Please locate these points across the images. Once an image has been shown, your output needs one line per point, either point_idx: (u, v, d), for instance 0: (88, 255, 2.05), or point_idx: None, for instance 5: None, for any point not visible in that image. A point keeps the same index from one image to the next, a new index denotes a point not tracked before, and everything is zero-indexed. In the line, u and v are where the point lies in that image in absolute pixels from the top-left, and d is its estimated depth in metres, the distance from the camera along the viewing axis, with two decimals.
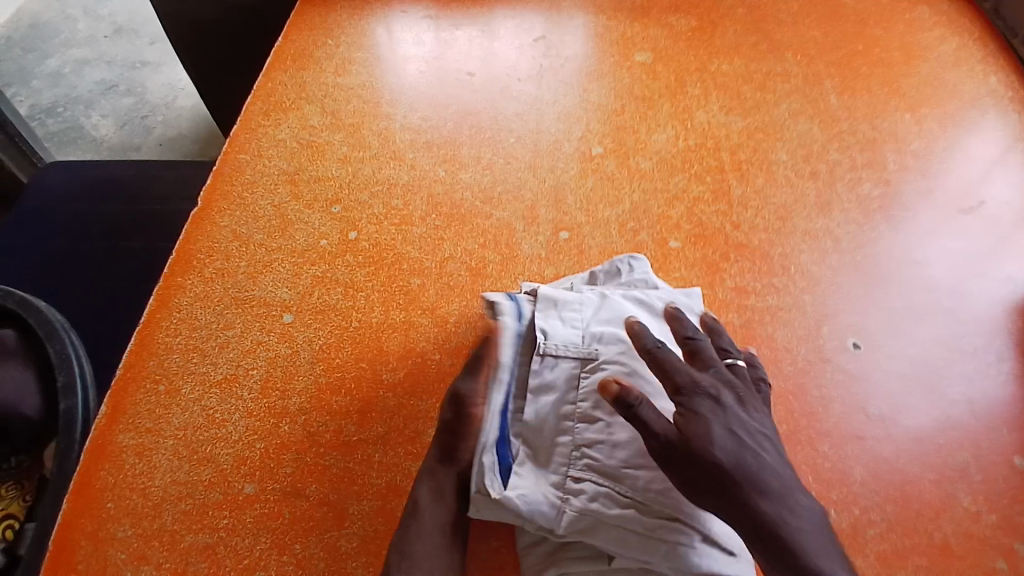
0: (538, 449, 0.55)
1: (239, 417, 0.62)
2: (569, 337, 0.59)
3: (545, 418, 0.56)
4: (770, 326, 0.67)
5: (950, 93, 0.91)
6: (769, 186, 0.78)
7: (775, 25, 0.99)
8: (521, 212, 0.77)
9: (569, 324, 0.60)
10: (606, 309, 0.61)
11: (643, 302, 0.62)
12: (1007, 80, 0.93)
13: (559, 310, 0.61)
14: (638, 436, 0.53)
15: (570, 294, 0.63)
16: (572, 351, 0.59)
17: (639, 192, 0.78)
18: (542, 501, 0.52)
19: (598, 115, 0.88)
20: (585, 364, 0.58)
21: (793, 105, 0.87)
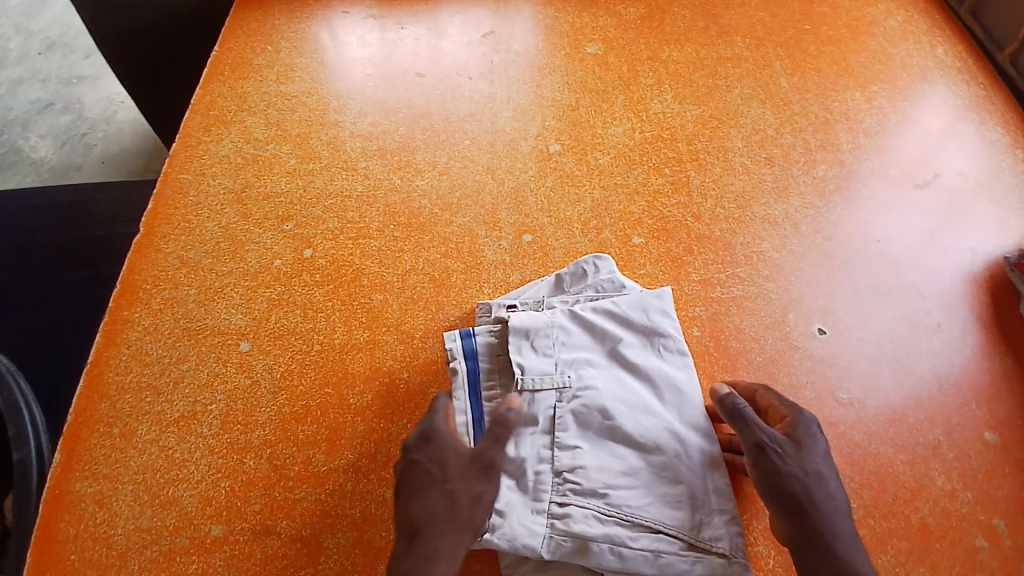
0: (519, 477, 0.54)
1: (200, 455, 0.59)
2: (542, 365, 0.59)
3: (525, 450, 0.55)
4: (737, 317, 0.67)
5: (898, 66, 0.92)
6: (727, 174, 0.78)
7: (723, 8, 0.99)
8: (481, 217, 0.75)
9: (541, 351, 0.60)
10: (575, 332, 0.62)
11: (613, 316, 0.62)
12: (951, 52, 0.95)
13: (530, 337, 0.60)
14: (613, 458, 0.55)
15: (539, 319, 0.61)
16: (547, 381, 0.58)
17: (599, 189, 0.77)
18: (532, 530, 0.52)
19: (552, 111, 0.86)
20: (561, 393, 0.58)
21: (745, 90, 0.88)
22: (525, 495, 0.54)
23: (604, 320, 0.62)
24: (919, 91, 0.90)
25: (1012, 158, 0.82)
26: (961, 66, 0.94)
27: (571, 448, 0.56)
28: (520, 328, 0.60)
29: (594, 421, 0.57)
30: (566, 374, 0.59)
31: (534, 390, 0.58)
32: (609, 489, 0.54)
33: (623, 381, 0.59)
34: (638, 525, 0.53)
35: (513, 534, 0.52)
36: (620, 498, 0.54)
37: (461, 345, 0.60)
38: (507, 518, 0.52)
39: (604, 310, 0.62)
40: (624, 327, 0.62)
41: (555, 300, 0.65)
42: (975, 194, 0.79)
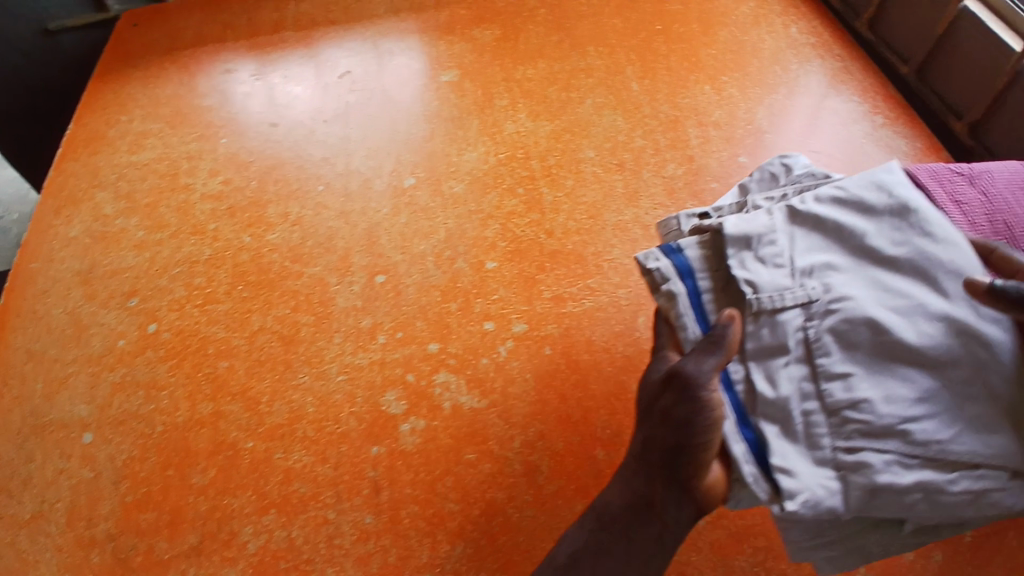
0: (786, 422, 0.44)
1: (47, 557, 0.57)
2: (777, 277, 0.47)
3: (786, 384, 0.45)
4: (589, 329, 0.67)
5: (751, 54, 0.91)
6: (579, 186, 0.79)
7: (576, 18, 1.00)
8: (333, 264, 0.75)
9: (769, 261, 0.48)
10: (801, 230, 0.49)
11: (841, 199, 0.49)
12: (807, 28, 0.95)
13: (754, 246, 0.49)
14: (914, 380, 0.43)
15: (757, 223, 0.50)
16: (788, 297, 0.46)
17: (454, 218, 0.77)
18: (824, 491, 0.41)
19: (406, 145, 0.85)
20: (811, 306, 0.46)
21: (597, 100, 0.88)
22: (799, 442, 0.43)
23: (839, 207, 0.49)
24: (769, 70, 0.89)
25: (865, 129, 0.84)
26: (816, 40, 0.94)
27: (841, 377, 0.44)
28: (737, 236, 0.49)
29: (863, 335, 0.44)
30: (808, 285, 0.46)
31: (776, 306, 0.46)
32: (909, 424, 0.41)
33: (883, 283, 0.45)
34: (953, 463, 0.41)
35: (816, 498, 0.41)
36: (925, 434, 0.41)
37: (672, 263, 0.51)
38: (800, 478, 0.42)
39: (834, 198, 0.49)
40: (863, 216, 0.48)
41: (757, 198, 0.55)
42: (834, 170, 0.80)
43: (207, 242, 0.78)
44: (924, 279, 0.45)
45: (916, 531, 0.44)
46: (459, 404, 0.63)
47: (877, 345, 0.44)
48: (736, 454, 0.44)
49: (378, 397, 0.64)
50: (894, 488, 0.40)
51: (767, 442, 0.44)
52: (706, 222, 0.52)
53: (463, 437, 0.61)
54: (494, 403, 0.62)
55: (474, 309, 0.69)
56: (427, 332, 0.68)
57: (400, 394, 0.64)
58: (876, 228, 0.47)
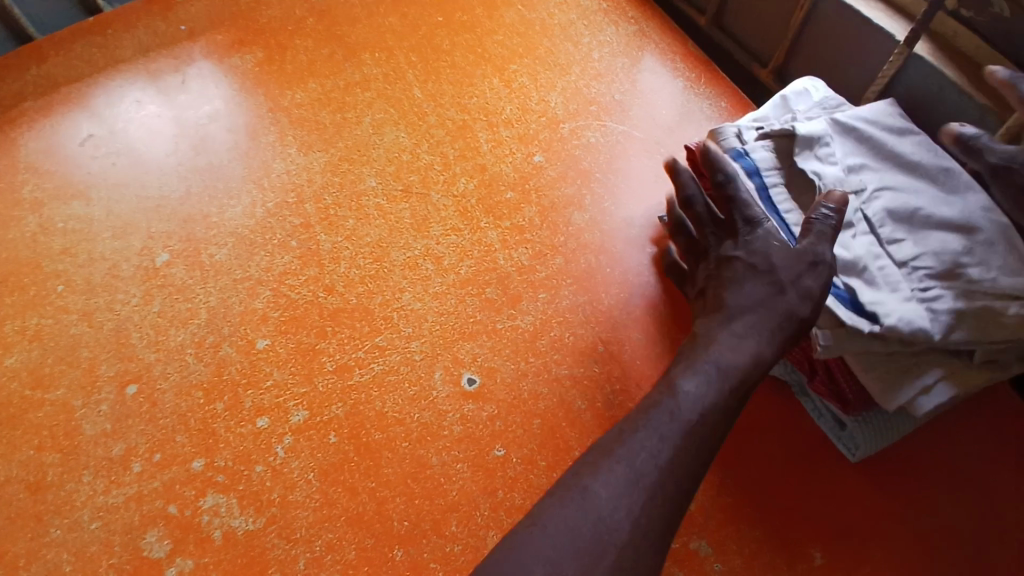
0: (866, 277, 0.52)
1: None
2: (831, 173, 0.57)
3: (859, 251, 0.53)
4: (378, 400, 0.57)
5: (540, 31, 0.83)
6: (360, 224, 0.68)
7: (349, 24, 0.88)
8: (77, 380, 0.63)
9: (828, 162, 0.57)
10: (845, 132, 0.59)
11: (860, 114, 0.60)
12: None
13: (815, 146, 0.58)
14: (946, 235, 0.53)
15: (809, 127, 0.58)
16: (845, 185, 0.56)
17: (217, 292, 0.65)
18: (919, 317, 0.50)
19: (160, 213, 0.73)
20: (859, 195, 0.56)
21: (377, 116, 0.77)
22: (882, 288, 0.52)
23: (866, 123, 0.60)
24: (562, 49, 0.81)
25: (672, 93, 0.75)
26: (609, 3, 0.86)
27: (923, 233, 0.53)
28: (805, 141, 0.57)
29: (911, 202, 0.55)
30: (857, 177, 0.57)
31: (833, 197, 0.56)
32: (962, 266, 0.51)
33: (908, 167, 0.57)
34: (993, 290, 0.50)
35: (910, 320, 0.49)
36: (978, 272, 0.50)
37: (742, 165, 0.58)
38: (888, 305, 0.50)
39: (862, 113, 0.60)
40: (878, 126, 0.60)
41: (800, 114, 0.61)
42: (636, 146, 0.71)
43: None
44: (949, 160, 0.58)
45: (978, 364, 0.52)
46: (232, 531, 0.53)
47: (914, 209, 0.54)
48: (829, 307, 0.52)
49: (138, 540, 0.54)
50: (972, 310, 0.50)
51: (859, 294, 0.52)
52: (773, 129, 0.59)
53: (237, 572, 0.51)
54: (273, 520, 0.53)
55: (243, 404, 0.58)
56: (189, 449, 0.57)
57: (162, 532, 0.54)
58: (882, 130, 0.60)
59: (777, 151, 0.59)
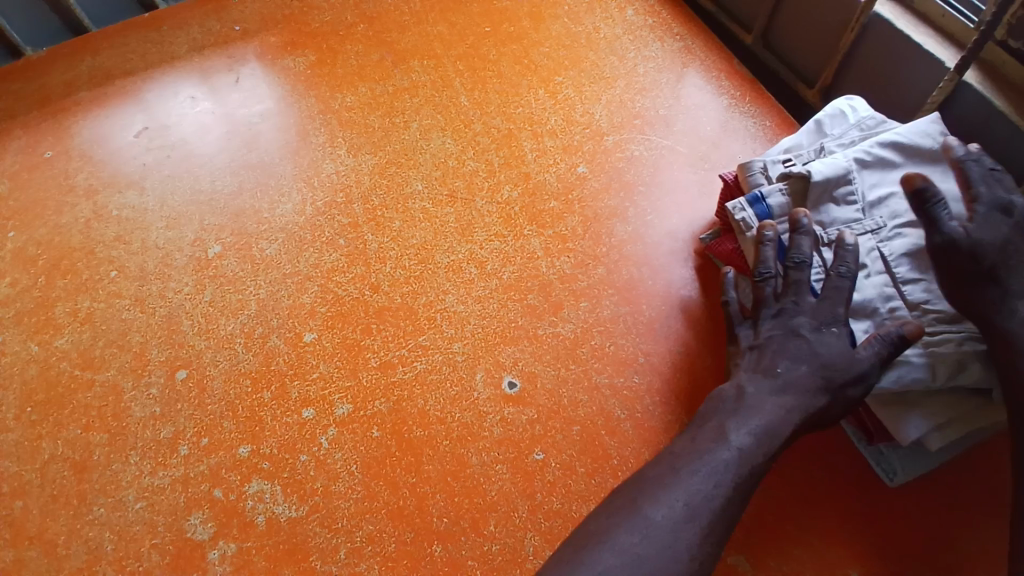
0: (874, 320, 0.54)
1: None
2: (847, 215, 0.57)
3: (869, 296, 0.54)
4: (421, 397, 0.58)
5: (586, 45, 0.85)
6: (406, 226, 0.70)
7: (398, 31, 0.91)
8: (128, 365, 0.66)
9: (845, 202, 0.57)
10: (873, 167, 0.58)
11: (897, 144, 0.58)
12: (643, 9, 0.88)
13: (835, 187, 0.57)
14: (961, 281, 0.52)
15: (830, 166, 0.57)
16: (860, 227, 0.56)
17: (266, 285, 0.67)
18: (912, 370, 0.50)
19: (212, 206, 0.75)
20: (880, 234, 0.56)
21: (424, 121, 0.79)
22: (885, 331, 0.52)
23: (896, 154, 0.58)
24: (607, 63, 0.82)
25: (714, 109, 0.77)
26: (655, 20, 0.87)
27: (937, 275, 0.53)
28: (821, 183, 0.57)
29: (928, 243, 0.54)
30: (875, 217, 0.56)
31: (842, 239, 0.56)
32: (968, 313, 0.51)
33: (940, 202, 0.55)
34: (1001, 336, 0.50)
35: (901, 374, 0.50)
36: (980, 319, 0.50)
37: (755, 212, 0.58)
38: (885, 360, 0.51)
39: (893, 142, 0.58)
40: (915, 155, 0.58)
41: (830, 145, 0.61)
42: (679, 160, 0.72)
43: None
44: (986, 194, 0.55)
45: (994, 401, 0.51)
46: (275, 517, 0.54)
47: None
48: None
49: (184, 522, 0.56)
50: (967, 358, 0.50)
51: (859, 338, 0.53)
52: (794, 168, 0.58)
53: (279, 556, 0.53)
54: (317, 508, 0.54)
55: (290, 394, 0.60)
56: (236, 435, 0.59)
57: (208, 514, 0.56)
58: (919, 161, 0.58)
59: (795, 187, 0.58)
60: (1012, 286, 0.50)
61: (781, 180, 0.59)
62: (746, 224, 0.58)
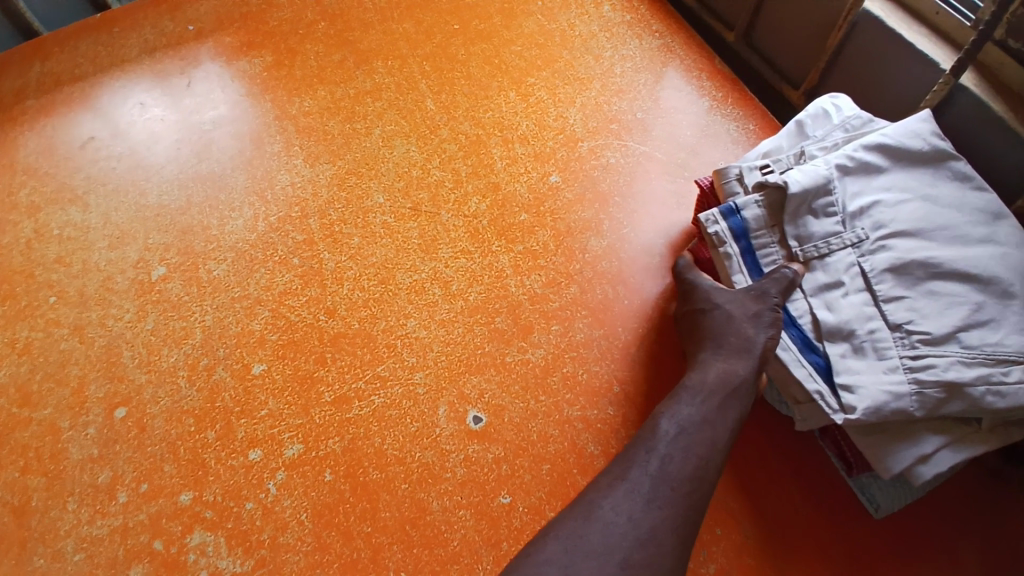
0: (853, 343, 0.48)
1: None
2: (827, 228, 0.52)
3: (849, 315, 0.49)
4: (378, 436, 0.53)
5: (559, 42, 0.79)
6: (365, 243, 0.65)
7: (361, 30, 0.85)
8: (65, 401, 0.60)
9: (823, 211, 0.52)
10: (857, 173, 0.53)
11: (885, 146, 0.53)
12: (622, 3, 0.83)
13: (811, 195, 0.52)
14: (956, 298, 0.47)
15: (808, 172, 0.53)
16: (838, 240, 0.51)
17: (213, 311, 0.62)
18: (894, 396, 0.45)
19: (158, 223, 0.70)
20: (863, 246, 0.51)
21: (387, 127, 0.74)
22: (868, 357, 0.47)
23: (883, 156, 0.53)
24: (582, 63, 0.77)
25: (694, 108, 0.72)
26: (633, 16, 0.82)
27: (927, 291, 0.48)
28: (798, 193, 0.52)
29: (917, 258, 0.48)
30: (858, 228, 0.51)
31: (822, 254, 0.52)
32: (963, 331, 0.45)
33: (929, 211, 0.50)
34: (1001, 356, 0.44)
35: (879, 402, 0.45)
36: (978, 338, 0.45)
37: (728, 226, 0.54)
38: (861, 389, 0.46)
39: (879, 141, 0.53)
40: (907, 157, 0.53)
41: (811, 147, 0.56)
42: (657, 165, 0.67)
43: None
44: (983, 206, 0.51)
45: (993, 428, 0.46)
46: (218, 572, 0.49)
47: (921, 265, 0.48)
48: (801, 377, 0.49)
49: None
50: (961, 387, 0.44)
51: (835, 364, 0.48)
52: (767, 175, 0.54)
53: None
54: (262, 562, 0.49)
55: (236, 434, 0.55)
56: (178, 479, 0.54)
57: (146, 569, 0.51)
58: (909, 167, 0.53)
59: (771, 198, 0.54)
60: (1010, 305, 0.46)
61: (755, 189, 0.54)
62: (719, 239, 0.54)
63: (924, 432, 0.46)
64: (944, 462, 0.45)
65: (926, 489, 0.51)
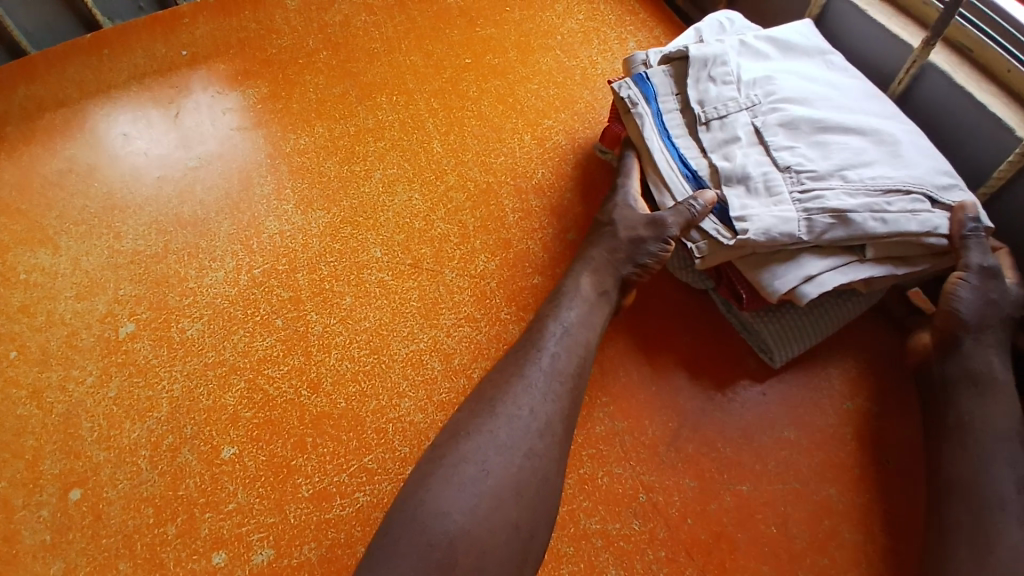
0: (747, 183, 0.48)
1: None
2: (724, 92, 0.52)
3: (746, 162, 0.49)
4: (363, 544, 0.46)
5: (580, 81, 0.72)
6: (358, 304, 0.58)
7: (366, 61, 0.79)
8: (11, 478, 0.53)
9: (725, 83, 0.52)
10: (748, 51, 0.55)
11: (777, 39, 0.56)
12: (649, 38, 0.76)
13: (712, 74, 0.53)
14: (844, 151, 0.48)
15: (710, 49, 0.53)
16: (723, 74, 0.52)
17: (183, 378, 0.55)
18: (788, 233, 0.46)
19: (132, 271, 0.63)
20: (745, 83, 0.52)
21: (388, 171, 0.67)
22: (760, 195, 0.48)
23: (775, 47, 0.56)
24: (604, 105, 0.70)
25: None
26: None
27: (803, 123, 0.50)
28: (699, 70, 0.53)
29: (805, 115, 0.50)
30: (753, 94, 0.52)
31: (722, 116, 0.51)
32: (846, 171, 0.47)
33: (801, 70, 0.54)
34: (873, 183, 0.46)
35: (767, 224, 0.46)
36: (856, 173, 0.47)
37: (639, 90, 0.54)
38: (753, 217, 0.47)
39: (770, 36, 0.55)
40: (799, 46, 0.56)
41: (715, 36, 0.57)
42: None
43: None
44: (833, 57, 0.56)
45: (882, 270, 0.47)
46: None
47: (808, 122, 0.50)
48: (690, 202, 0.49)
49: None
50: (849, 219, 0.45)
51: (727, 201, 0.49)
52: (673, 52, 0.55)
53: None
54: None
55: (198, 531, 0.47)
56: None
57: None
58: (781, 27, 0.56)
59: (676, 79, 0.54)
60: (884, 147, 0.49)
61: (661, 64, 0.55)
62: (630, 100, 0.54)
63: (807, 255, 0.47)
64: (830, 283, 0.46)
65: (818, 332, 0.52)
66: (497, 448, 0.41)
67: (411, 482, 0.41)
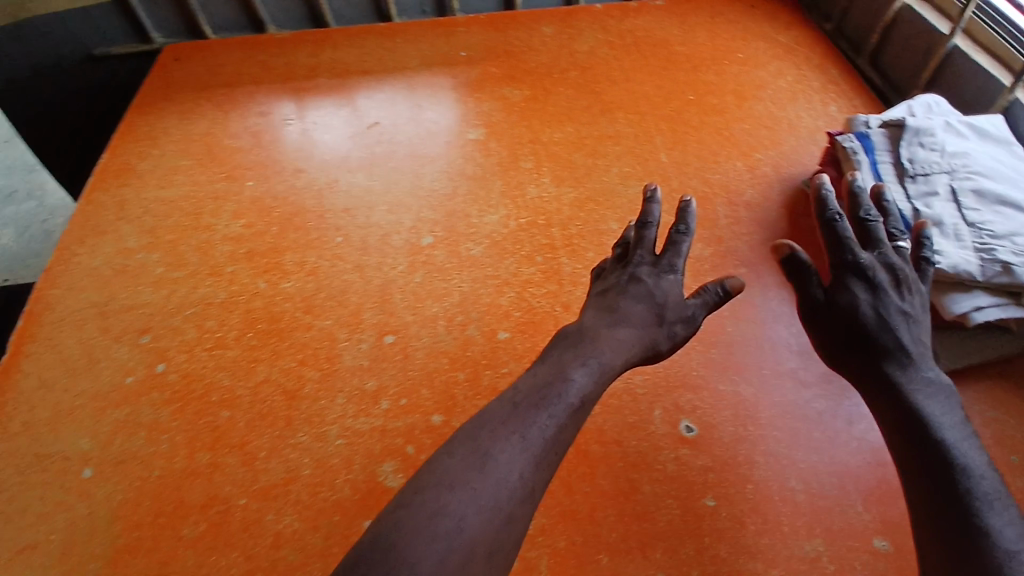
0: (942, 226, 0.64)
1: None
2: (930, 158, 0.69)
3: (944, 211, 0.65)
4: (600, 417, 0.63)
5: (785, 130, 0.90)
6: (600, 259, 0.77)
7: (607, 84, 1.00)
8: (343, 318, 0.73)
9: (931, 151, 0.70)
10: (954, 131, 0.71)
11: (978, 127, 0.72)
12: (844, 108, 0.94)
13: (922, 142, 0.70)
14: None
15: (923, 124, 0.71)
16: (931, 144, 0.70)
17: (469, 280, 0.75)
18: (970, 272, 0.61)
19: (429, 203, 0.85)
20: (947, 153, 0.69)
21: (623, 168, 0.87)
22: (951, 237, 0.63)
23: (975, 131, 0.72)
24: (803, 153, 0.87)
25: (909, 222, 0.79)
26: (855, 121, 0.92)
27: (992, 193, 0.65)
28: (912, 137, 0.70)
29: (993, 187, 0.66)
30: (954, 163, 0.68)
31: (926, 174, 0.68)
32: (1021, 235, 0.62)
33: (993, 155, 0.70)
34: None
35: (955, 262, 0.61)
36: None
37: (860, 144, 0.73)
38: (947, 254, 0.62)
39: (973, 123, 0.72)
40: (996, 135, 0.71)
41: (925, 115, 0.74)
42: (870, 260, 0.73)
43: (209, 290, 0.76)
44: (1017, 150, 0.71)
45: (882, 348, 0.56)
46: None
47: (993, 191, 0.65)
48: None
49: (376, 467, 0.61)
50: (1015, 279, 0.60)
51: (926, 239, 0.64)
52: (891, 121, 0.73)
53: None
54: None
55: (481, 382, 0.67)
56: (432, 403, 0.66)
57: (399, 467, 0.61)
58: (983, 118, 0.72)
59: (891, 142, 0.72)
60: None
61: (879, 127, 0.74)
62: (851, 149, 0.73)
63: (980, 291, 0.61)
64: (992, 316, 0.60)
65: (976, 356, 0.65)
66: (476, 508, 0.43)
67: (406, 503, 0.43)
